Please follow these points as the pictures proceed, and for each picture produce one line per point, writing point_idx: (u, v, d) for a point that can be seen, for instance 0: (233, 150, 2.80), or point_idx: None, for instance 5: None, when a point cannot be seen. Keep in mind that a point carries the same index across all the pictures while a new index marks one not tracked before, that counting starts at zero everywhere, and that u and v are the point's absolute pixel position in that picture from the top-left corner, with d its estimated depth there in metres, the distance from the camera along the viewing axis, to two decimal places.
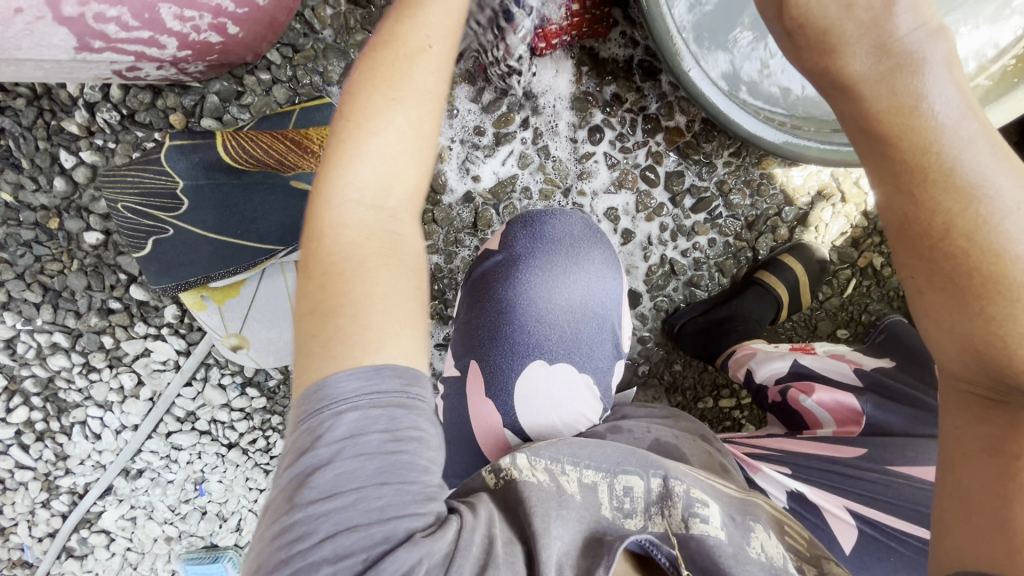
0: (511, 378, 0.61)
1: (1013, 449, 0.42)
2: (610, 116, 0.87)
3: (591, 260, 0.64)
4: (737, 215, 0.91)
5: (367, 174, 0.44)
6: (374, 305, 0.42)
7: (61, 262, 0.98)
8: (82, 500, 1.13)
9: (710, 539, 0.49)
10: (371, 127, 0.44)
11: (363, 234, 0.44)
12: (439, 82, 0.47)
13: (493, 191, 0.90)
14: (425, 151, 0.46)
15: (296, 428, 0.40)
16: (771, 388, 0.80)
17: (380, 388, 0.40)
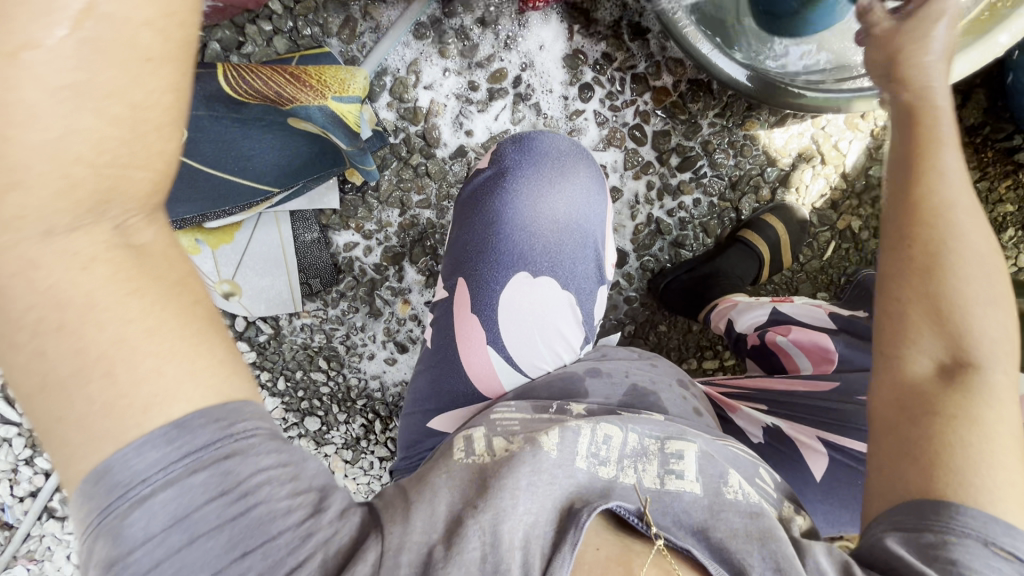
0: (496, 290, 0.63)
1: (948, 406, 0.46)
2: (600, 74, 0.90)
3: (578, 175, 0.66)
4: (721, 174, 0.94)
5: (47, 183, 0.31)
6: (117, 364, 0.34)
7: None
8: None
9: (686, 494, 0.50)
10: (20, 124, 0.30)
11: (77, 267, 0.33)
12: (168, 42, 0.32)
13: (486, 145, 0.92)
14: (164, 140, 0.34)
15: (89, 540, 0.35)
16: (751, 334, 0.83)
17: (184, 451, 0.35)
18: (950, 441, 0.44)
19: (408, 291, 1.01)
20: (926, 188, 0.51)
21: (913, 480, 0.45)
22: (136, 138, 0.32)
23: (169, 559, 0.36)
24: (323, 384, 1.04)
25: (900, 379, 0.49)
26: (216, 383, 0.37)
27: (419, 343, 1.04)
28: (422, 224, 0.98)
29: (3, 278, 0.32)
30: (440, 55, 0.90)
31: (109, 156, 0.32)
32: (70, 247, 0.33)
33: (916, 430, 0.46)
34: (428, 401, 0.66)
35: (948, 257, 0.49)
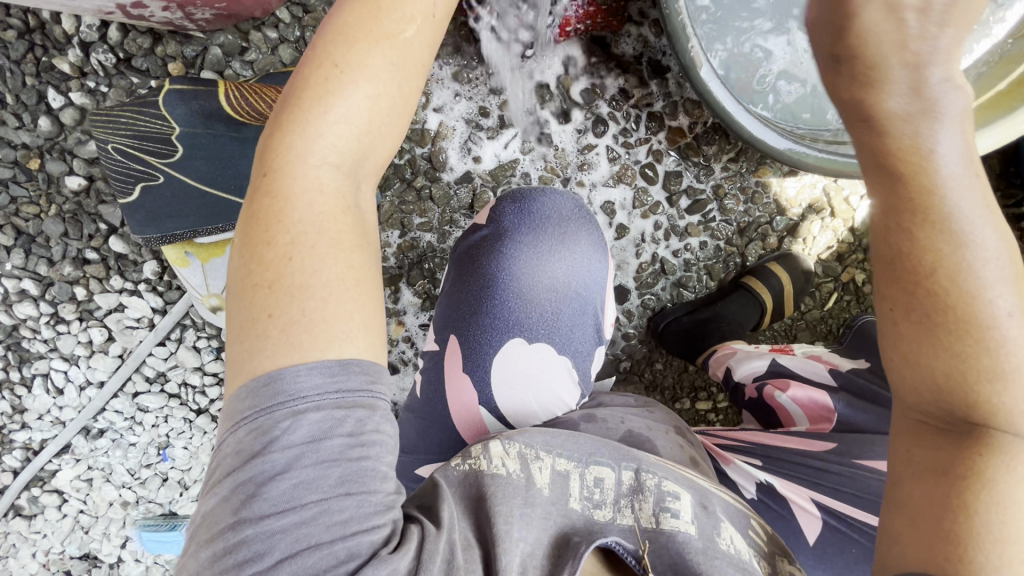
0: (489, 354, 0.61)
1: (961, 468, 0.43)
2: (615, 110, 0.88)
3: (579, 240, 0.65)
4: (730, 220, 0.92)
5: (341, 128, 0.41)
6: (335, 282, 0.40)
7: (38, 205, 0.94)
8: (37, 457, 1.13)
9: (681, 535, 0.50)
10: (349, 80, 0.41)
11: (332, 202, 0.41)
12: (430, 53, 0.45)
13: (493, 174, 0.90)
14: (399, 125, 0.44)
15: (240, 429, 0.38)
16: (749, 385, 0.82)
17: (339, 385, 0.39)
18: (962, 507, 0.42)
19: (403, 314, 0.98)
20: (907, 230, 0.41)
21: (919, 553, 0.43)
22: (401, 109, 0.44)
23: (295, 473, 0.38)
24: None
25: (909, 441, 0.46)
26: (382, 341, 0.43)
27: (409, 366, 1.01)
28: (422, 246, 0.95)
29: (290, 183, 0.40)
30: (453, 79, 0.87)
31: (383, 128, 0.43)
32: (335, 178, 0.42)
33: (934, 494, 0.44)
34: (417, 449, 0.64)
35: (943, 305, 0.42)
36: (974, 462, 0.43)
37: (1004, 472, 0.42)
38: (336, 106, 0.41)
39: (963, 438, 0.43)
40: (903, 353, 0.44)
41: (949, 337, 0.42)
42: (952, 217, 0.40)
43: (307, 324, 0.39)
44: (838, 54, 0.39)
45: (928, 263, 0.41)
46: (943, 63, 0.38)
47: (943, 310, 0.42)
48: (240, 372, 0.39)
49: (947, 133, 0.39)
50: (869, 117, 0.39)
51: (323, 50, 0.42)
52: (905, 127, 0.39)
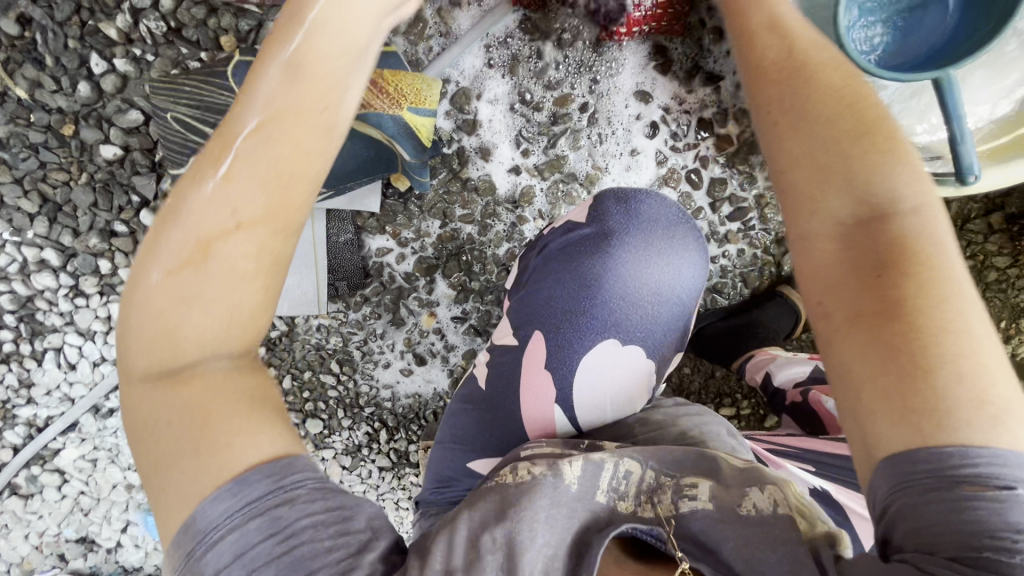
0: (579, 352, 0.62)
1: (900, 322, 0.39)
2: (667, 113, 0.89)
3: (685, 245, 0.64)
4: (769, 229, 0.94)
5: (166, 349, 0.43)
6: (208, 437, 0.42)
7: (68, 172, 0.92)
8: (40, 435, 1.09)
9: (698, 516, 0.49)
10: (170, 316, 0.43)
11: (180, 395, 0.42)
12: (263, 253, 0.43)
13: (541, 169, 0.90)
14: (246, 318, 0.44)
15: (177, 574, 0.42)
16: (791, 390, 0.86)
17: (244, 500, 0.41)
18: (923, 357, 0.38)
19: (436, 305, 0.97)
20: (793, 88, 0.44)
21: (887, 433, 0.38)
22: (232, 311, 0.43)
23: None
24: (332, 387, 1.01)
25: (820, 286, 0.42)
26: (282, 442, 0.44)
27: (437, 358, 1.01)
28: (462, 238, 0.95)
29: (138, 391, 0.43)
30: (509, 71, 0.87)
31: (224, 323, 0.43)
32: (182, 369, 0.43)
33: (889, 356, 0.38)
34: (471, 441, 0.64)
35: (842, 152, 0.42)
36: (905, 306, 0.39)
37: (927, 280, 0.39)
38: (166, 321, 0.43)
39: (873, 252, 0.40)
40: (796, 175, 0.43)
41: (816, 138, 0.42)
42: (828, 80, 0.43)
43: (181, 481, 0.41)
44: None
45: (830, 117, 0.42)
46: None
47: (837, 156, 0.42)
48: (169, 523, 0.42)
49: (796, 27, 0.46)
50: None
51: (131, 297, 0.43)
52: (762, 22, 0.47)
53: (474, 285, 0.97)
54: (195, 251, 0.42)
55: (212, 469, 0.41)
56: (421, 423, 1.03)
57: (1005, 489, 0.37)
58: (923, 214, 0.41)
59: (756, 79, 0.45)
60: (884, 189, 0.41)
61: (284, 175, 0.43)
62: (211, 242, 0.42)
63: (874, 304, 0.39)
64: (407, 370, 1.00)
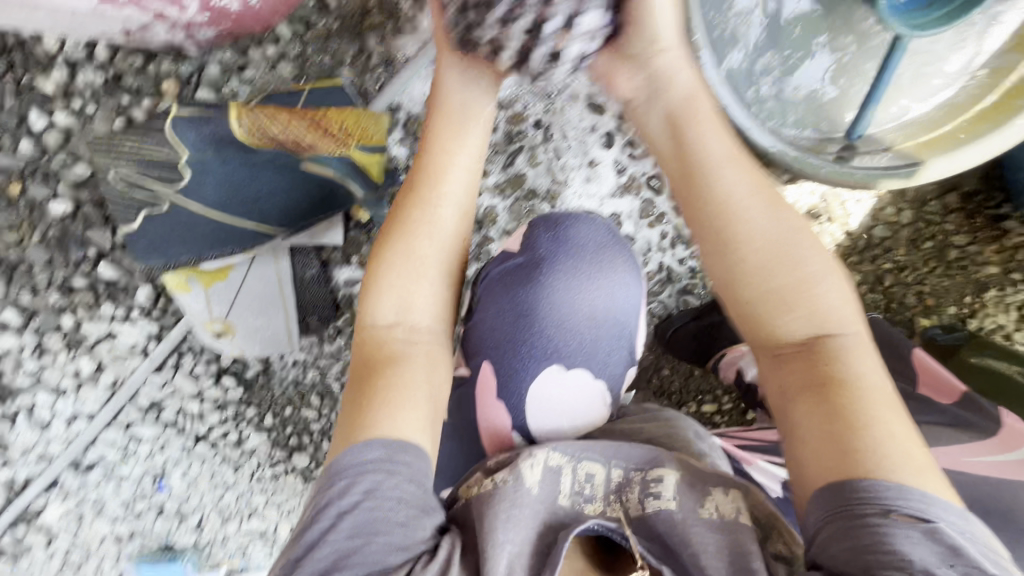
0: (524, 381, 0.62)
1: (840, 410, 0.48)
2: (621, 122, 0.89)
3: (618, 265, 0.65)
4: None
5: (395, 299, 0.56)
6: (389, 379, 0.53)
7: (20, 232, 0.90)
8: (21, 496, 1.06)
9: (664, 512, 0.50)
10: (402, 266, 0.57)
11: (402, 332, 0.56)
12: (463, 225, 0.60)
13: (502, 187, 0.90)
14: (441, 287, 0.58)
15: (310, 491, 0.50)
16: (761, 384, 0.85)
17: (359, 455, 0.48)
18: (857, 433, 0.47)
19: None
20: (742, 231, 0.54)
21: (826, 475, 0.46)
22: (438, 275, 0.58)
23: (330, 520, 0.47)
24: (314, 420, 1.06)
25: (779, 371, 0.52)
26: (432, 412, 0.53)
27: None
28: None
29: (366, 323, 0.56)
30: None
31: (428, 284, 0.57)
32: (394, 315, 0.56)
33: (831, 432, 0.47)
34: (441, 471, 0.64)
35: (785, 283, 0.52)
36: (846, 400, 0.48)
37: (860, 378, 0.49)
38: (397, 268, 0.57)
39: (817, 353, 0.51)
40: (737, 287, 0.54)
41: (768, 265, 0.53)
42: (773, 229, 0.54)
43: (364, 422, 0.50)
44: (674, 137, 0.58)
45: (775, 258, 0.53)
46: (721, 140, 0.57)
47: (781, 287, 0.52)
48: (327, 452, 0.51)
49: (747, 181, 0.55)
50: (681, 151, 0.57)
51: (376, 249, 0.58)
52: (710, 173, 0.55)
53: None
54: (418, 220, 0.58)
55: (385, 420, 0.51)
56: None
57: (929, 522, 0.43)
58: (855, 333, 0.52)
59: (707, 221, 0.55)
60: (829, 314, 0.52)
61: (467, 195, 0.60)
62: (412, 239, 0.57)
63: (810, 389, 0.50)
64: None
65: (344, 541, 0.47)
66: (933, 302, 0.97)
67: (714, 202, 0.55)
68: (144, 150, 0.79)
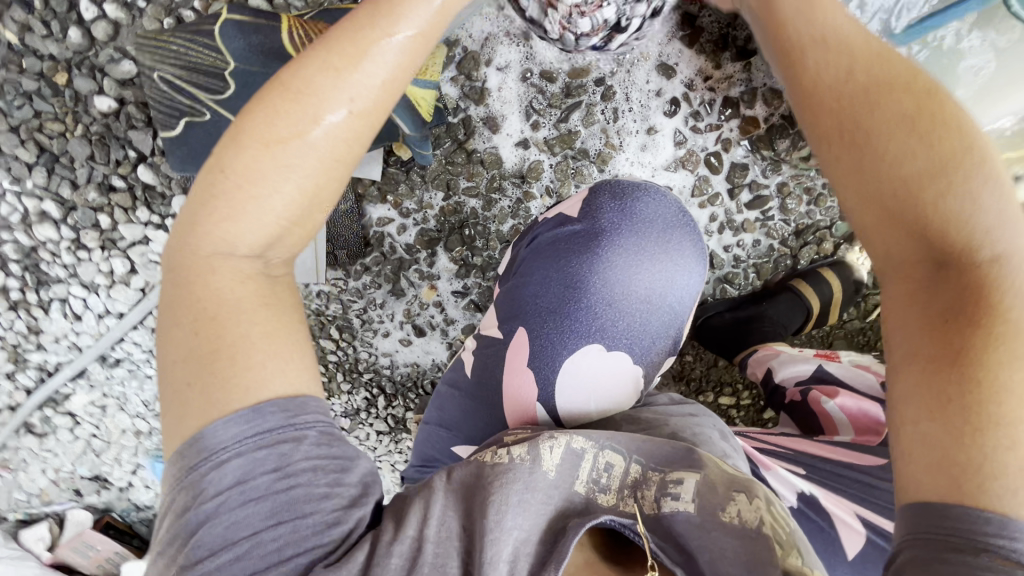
0: (561, 354, 0.59)
1: (967, 384, 0.39)
2: (690, 90, 0.82)
3: (683, 251, 0.61)
4: (788, 220, 0.88)
5: (247, 231, 0.45)
6: (228, 335, 0.44)
7: (64, 123, 0.90)
8: (52, 380, 1.12)
9: (681, 513, 0.47)
10: (253, 195, 0.45)
11: (245, 279, 0.46)
12: (351, 152, 0.47)
13: (552, 143, 0.86)
14: (315, 217, 0.48)
15: (177, 489, 0.44)
16: (791, 388, 0.78)
17: (256, 430, 0.43)
18: (984, 423, 0.39)
19: (437, 278, 0.97)
20: (864, 120, 0.44)
21: (925, 481, 0.40)
22: (308, 211, 0.47)
23: (224, 511, 0.42)
24: (331, 351, 1.04)
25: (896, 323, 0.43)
26: (299, 381, 0.46)
27: (437, 330, 1.01)
28: (465, 212, 0.92)
29: (205, 270, 0.45)
30: (524, 37, 0.81)
31: (295, 213, 0.46)
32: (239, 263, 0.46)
33: (950, 412, 0.39)
34: (458, 425, 0.64)
35: (924, 200, 0.41)
36: (981, 368, 0.39)
37: (1005, 337, 0.40)
38: (251, 192, 0.45)
39: (955, 303, 0.41)
40: (876, 210, 0.43)
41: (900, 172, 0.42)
42: (907, 117, 0.43)
43: (210, 398, 0.44)
44: (788, 19, 0.49)
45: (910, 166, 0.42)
46: (839, 10, 0.47)
47: (915, 205, 0.42)
48: (182, 430, 0.44)
49: (880, 59, 0.45)
50: (788, 31, 0.49)
51: (223, 158, 0.45)
52: (825, 46, 0.46)
53: (476, 261, 0.95)
54: (288, 132, 0.45)
55: (235, 396, 0.44)
56: (418, 392, 1.06)
57: None
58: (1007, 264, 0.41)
59: (822, 116, 0.46)
60: (983, 239, 0.41)
61: (352, 133, 0.46)
62: (280, 168, 0.45)
63: (937, 357, 0.41)
64: (406, 340, 1.02)
65: (263, 520, 0.43)
66: None
67: (830, 77, 0.45)
68: (189, 52, 0.76)
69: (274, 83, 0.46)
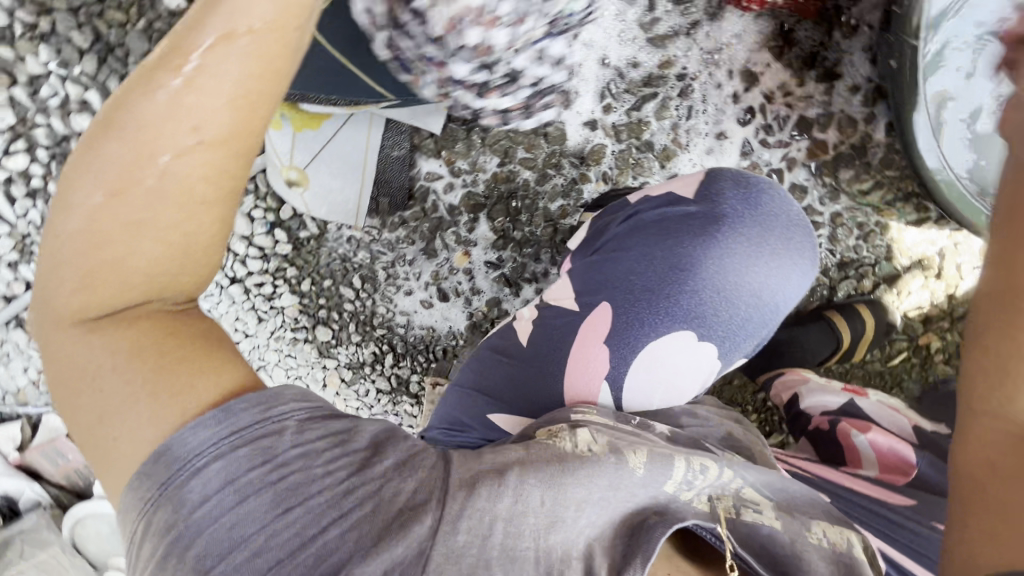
0: (649, 336, 0.59)
1: None
2: (767, 103, 0.82)
3: (799, 250, 0.61)
4: (835, 250, 0.88)
5: (116, 283, 0.40)
6: (136, 369, 0.40)
7: (127, 15, 0.88)
8: None
9: (764, 527, 0.49)
10: (112, 250, 0.40)
11: (130, 321, 0.41)
12: (217, 184, 0.41)
13: (620, 130, 0.85)
14: (199, 256, 0.42)
15: (149, 513, 0.39)
16: (816, 416, 0.78)
17: (228, 430, 0.40)
18: None
19: (473, 245, 0.95)
20: None
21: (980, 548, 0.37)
22: (183, 251, 0.41)
23: (213, 517, 0.38)
24: (348, 300, 1.00)
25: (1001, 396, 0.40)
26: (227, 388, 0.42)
27: (460, 298, 0.99)
28: (517, 182, 0.90)
29: (97, 321, 0.41)
30: (616, 17, 0.80)
31: (170, 255, 0.41)
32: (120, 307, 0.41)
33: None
34: (501, 395, 0.62)
35: None
36: None
37: None
38: (111, 247, 0.40)
39: None
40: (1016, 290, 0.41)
41: None
42: None
43: (139, 417, 0.40)
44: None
45: None
46: None
47: None
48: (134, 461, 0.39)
49: None
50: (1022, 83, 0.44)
51: (65, 222, 0.40)
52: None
53: (516, 234, 0.94)
54: (121, 178, 0.39)
55: (170, 413, 0.40)
56: (430, 356, 1.02)
57: None
58: None
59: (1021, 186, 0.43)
60: None
61: (210, 167, 0.40)
62: (139, 215, 0.40)
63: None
64: (427, 302, 1.00)
65: (275, 502, 0.39)
66: None
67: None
68: None
69: (107, 112, 0.41)
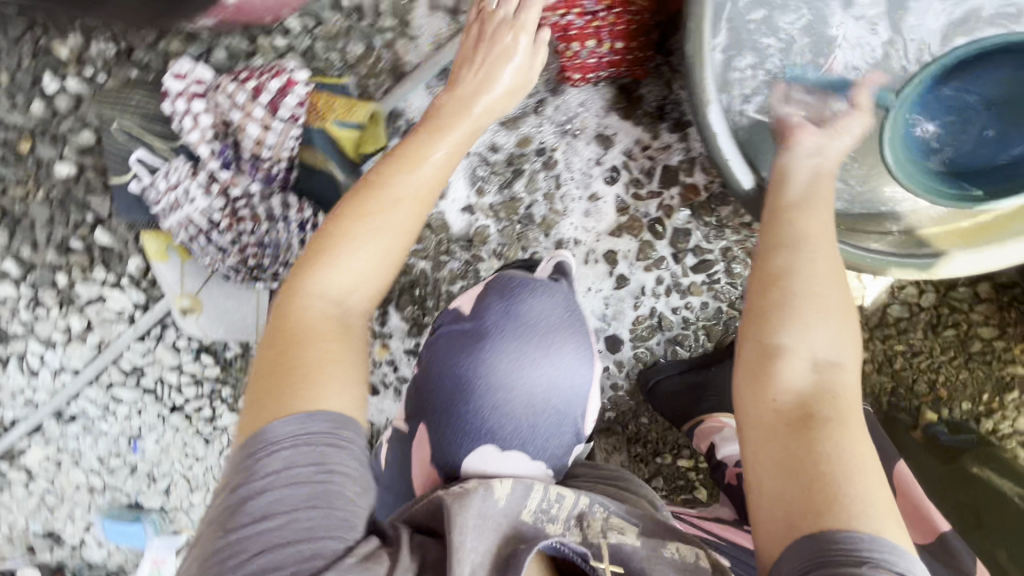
0: (458, 455, 0.61)
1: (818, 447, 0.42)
2: (629, 160, 0.85)
3: (562, 350, 0.64)
4: (736, 284, 0.88)
5: (334, 277, 0.53)
6: (297, 355, 0.50)
7: (27, 187, 0.94)
8: (7, 435, 1.09)
9: (627, 545, 0.49)
10: (343, 255, 0.54)
11: (324, 322, 0.52)
12: (414, 222, 0.58)
13: (497, 208, 0.87)
14: (389, 270, 0.57)
15: (235, 470, 0.45)
16: (730, 468, 0.76)
17: (318, 428, 0.46)
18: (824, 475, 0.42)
19: (389, 336, 0.93)
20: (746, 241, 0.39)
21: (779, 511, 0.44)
22: (382, 263, 0.55)
23: (271, 487, 0.44)
24: None
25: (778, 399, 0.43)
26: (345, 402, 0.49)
27: (391, 389, 0.96)
28: (415, 273, 0.91)
29: (320, 307, 0.52)
30: None
31: (365, 273, 0.55)
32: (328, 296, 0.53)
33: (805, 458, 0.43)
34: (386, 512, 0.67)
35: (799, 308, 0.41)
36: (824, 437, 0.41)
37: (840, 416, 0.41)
38: (339, 255, 0.54)
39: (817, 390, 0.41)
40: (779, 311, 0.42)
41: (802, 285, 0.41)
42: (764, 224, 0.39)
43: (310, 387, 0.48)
44: None
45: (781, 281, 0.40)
46: None
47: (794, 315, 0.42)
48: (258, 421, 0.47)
49: None
50: None
51: (329, 225, 0.56)
52: None
53: (428, 320, 0.94)
54: (366, 207, 0.56)
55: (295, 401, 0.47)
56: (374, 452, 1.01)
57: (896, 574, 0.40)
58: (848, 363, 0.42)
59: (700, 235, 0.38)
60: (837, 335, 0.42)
61: (418, 210, 0.58)
62: (360, 235, 0.55)
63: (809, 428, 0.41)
64: None
65: (299, 501, 0.44)
66: (946, 394, 0.89)
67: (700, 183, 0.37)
68: (149, 107, 0.80)
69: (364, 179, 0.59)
